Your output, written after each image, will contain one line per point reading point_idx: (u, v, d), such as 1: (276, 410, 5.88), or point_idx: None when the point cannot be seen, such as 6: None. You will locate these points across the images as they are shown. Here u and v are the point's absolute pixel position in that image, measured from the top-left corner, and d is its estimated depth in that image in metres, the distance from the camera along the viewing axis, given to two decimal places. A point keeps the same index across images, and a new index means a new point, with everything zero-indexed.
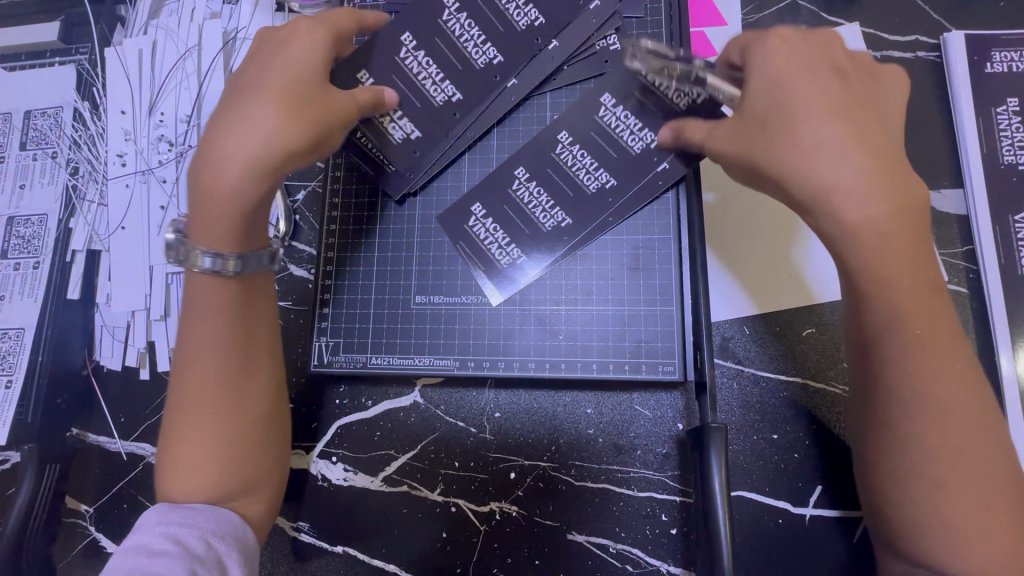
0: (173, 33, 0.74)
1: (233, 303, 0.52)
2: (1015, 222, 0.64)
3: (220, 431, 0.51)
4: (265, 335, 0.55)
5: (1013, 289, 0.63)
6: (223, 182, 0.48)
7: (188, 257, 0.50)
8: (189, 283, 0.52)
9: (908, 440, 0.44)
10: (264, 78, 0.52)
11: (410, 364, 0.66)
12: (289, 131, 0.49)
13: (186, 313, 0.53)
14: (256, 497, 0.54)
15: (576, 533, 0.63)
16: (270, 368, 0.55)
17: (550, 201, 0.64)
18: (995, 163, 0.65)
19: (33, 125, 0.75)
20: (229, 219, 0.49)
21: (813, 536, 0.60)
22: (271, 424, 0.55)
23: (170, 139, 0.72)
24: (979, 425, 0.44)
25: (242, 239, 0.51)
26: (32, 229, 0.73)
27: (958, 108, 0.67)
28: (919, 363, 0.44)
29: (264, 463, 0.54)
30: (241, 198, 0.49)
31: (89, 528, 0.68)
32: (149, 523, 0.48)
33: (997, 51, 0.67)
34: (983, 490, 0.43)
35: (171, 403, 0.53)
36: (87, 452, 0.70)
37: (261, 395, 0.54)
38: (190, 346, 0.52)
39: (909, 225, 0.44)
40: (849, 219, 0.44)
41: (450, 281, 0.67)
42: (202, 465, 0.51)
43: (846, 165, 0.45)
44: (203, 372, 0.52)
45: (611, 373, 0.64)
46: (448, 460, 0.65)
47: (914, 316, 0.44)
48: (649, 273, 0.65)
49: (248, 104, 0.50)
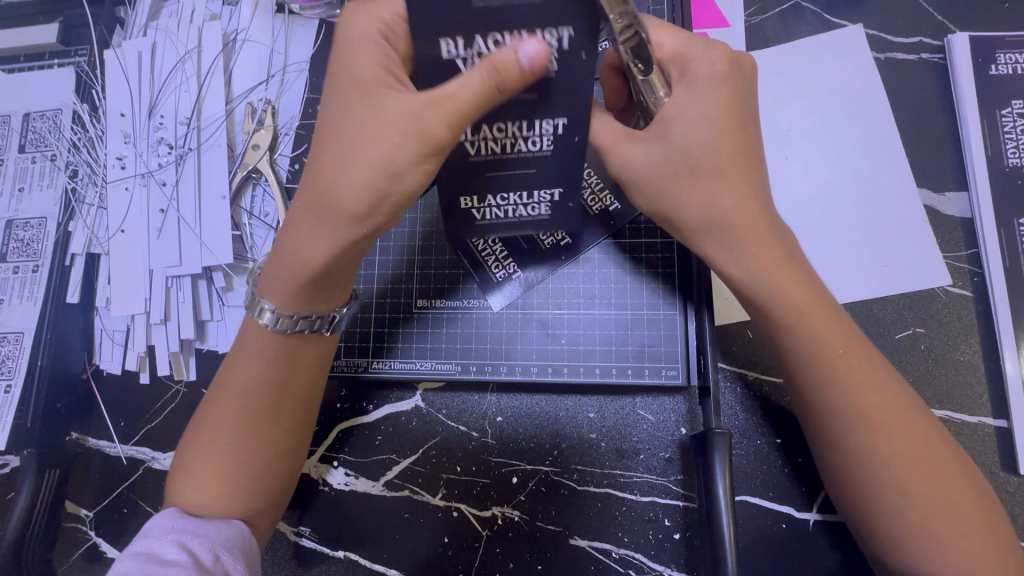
0: (172, 34, 0.73)
1: (273, 347, 0.52)
2: (1020, 225, 0.63)
3: (234, 456, 0.52)
4: (303, 381, 0.54)
5: (1018, 293, 0.63)
6: (302, 247, 0.47)
7: (255, 308, 0.52)
8: (247, 325, 0.54)
9: (860, 459, 0.49)
10: (357, 101, 0.44)
11: (412, 368, 0.66)
12: (390, 173, 0.43)
13: (232, 350, 0.55)
14: (260, 519, 0.54)
15: (579, 538, 0.63)
16: (298, 411, 0.55)
17: (524, 195, 0.50)
18: (1000, 165, 0.65)
19: (32, 127, 0.75)
20: (290, 277, 0.49)
21: (817, 541, 0.60)
22: (290, 455, 0.55)
23: (169, 142, 0.71)
24: (918, 429, 0.49)
25: (307, 302, 0.51)
26: (30, 232, 0.73)
27: (963, 110, 0.66)
28: (846, 375, 0.49)
29: (269, 495, 0.54)
30: (304, 257, 0.48)
31: (89, 532, 0.68)
32: (158, 530, 0.48)
33: (1002, 53, 0.67)
34: (937, 484, 0.48)
35: (197, 422, 0.54)
36: (86, 456, 0.69)
37: (283, 435, 0.54)
38: (227, 379, 0.53)
39: (794, 276, 0.50)
40: (768, 254, 0.49)
41: (453, 285, 0.67)
42: (210, 487, 0.51)
43: (739, 203, 0.48)
44: (233, 402, 0.52)
45: (614, 377, 0.64)
46: (450, 465, 0.65)
47: (838, 342, 0.50)
48: (652, 277, 0.65)
49: (358, 143, 0.43)
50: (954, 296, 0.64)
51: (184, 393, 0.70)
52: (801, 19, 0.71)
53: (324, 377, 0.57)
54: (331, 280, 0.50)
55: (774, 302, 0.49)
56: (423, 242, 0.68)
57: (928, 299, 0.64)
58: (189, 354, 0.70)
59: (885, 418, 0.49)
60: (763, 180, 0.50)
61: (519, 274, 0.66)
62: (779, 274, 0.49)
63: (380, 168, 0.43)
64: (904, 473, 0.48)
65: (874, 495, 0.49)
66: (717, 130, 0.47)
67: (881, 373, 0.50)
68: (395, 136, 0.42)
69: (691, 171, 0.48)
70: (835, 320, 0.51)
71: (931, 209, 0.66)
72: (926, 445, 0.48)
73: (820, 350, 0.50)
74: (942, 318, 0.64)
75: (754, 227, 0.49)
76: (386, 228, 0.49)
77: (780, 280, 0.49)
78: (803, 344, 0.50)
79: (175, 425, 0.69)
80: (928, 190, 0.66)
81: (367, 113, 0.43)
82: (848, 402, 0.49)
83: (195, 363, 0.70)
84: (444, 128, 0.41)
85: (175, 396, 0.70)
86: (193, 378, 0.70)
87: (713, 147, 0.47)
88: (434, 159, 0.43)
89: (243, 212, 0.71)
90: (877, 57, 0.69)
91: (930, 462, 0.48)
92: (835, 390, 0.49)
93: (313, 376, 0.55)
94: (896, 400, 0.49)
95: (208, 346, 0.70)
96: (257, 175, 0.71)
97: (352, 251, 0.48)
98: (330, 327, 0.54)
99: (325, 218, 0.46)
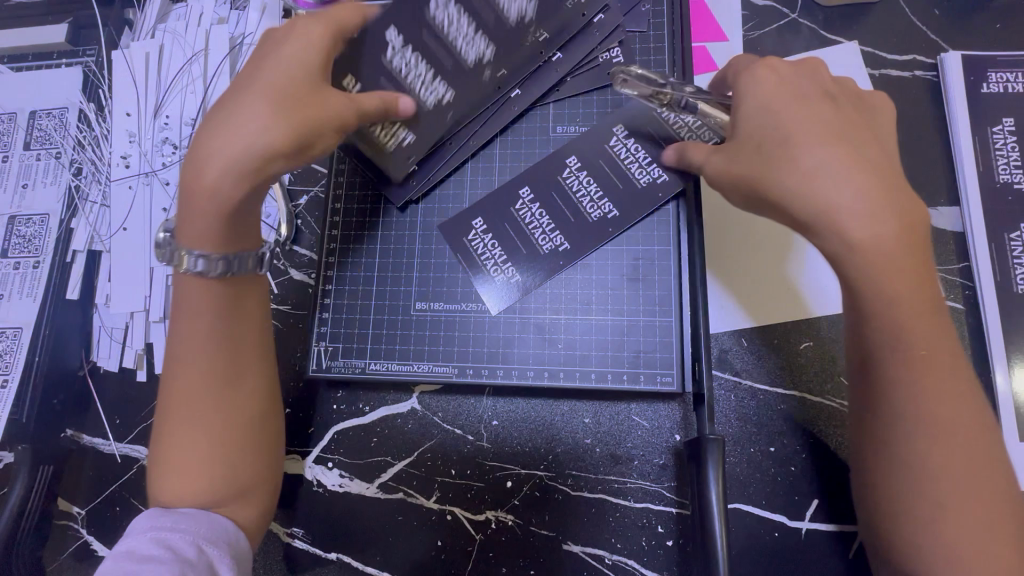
0: (180, 37, 0.75)
1: (219, 299, 0.54)
2: (1011, 239, 0.65)
3: (207, 429, 0.52)
4: (253, 334, 0.56)
5: (1007, 306, 0.63)
6: (221, 181, 0.50)
7: (177, 257, 0.53)
8: (178, 283, 0.54)
9: (903, 465, 0.46)
10: (289, 73, 0.54)
11: (409, 370, 0.66)
12: (311, 123, 0.53)
13: (174, 319, 0.55)
14: (238, 509, 0.52)
15: (572, 543, 0.63)
16: (259, 369, 0.56)
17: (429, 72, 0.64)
18: (991, 181, 0.66)
19: (38, 125, 0.76)
20: (215, 216, 0.51)
21: (808, 550, 0.60)
22: (265, 422, 0.56)
23: (174, 142, 0.72)
24: (982, 441, 0.46)
25: (227, 242, 0.53)
26: (33, 229, 0.73)
27: (954, 126, 0.68)
28: (921, 377, 0.46)
29: (252, 471, 0.54)
30: (225, 191, 0.50)
31: (80, 531, 0.67)
32: (138, 528, 0.48)
33: (993, 72, 0.68)
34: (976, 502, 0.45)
35: (161, 406, 0.54)
36: (80, 453, 0.69)
37: (251, 395, 0.55)
38: (177, 351, 0.54)
39: (900, 264, 0.47)
40: (873, 232, 0.47)
41: (451, 289, 0.68)
42: (189, 471, 0.51)
43: (843, 187, 0.49)
44: (188, 371, 0.53)
45: (610, 383, 0.64)
46: (445, 468, 0.65)
47: (922, 339, 0.47)
48: (649, 286, 0.66)
49: (284, 101, 0.52)
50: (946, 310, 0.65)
51: None
52: (798, 35, 0.72)
53: (270, 330, 0.59)
54: (247, 220, 0.54)
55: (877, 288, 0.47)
56: (423, 246, 0.69)
57: None
58: None
59: (943, 427, 0.46)
60: (890, 189, 0.49)
61: (517, 277, 0.67)
62: (875, 262, 0.47)
63: (302, 122, 0.52)
64: (949, 479, 0.45)
65: (909, 503, 0.46)
66: (822, 127, 0.53)
67: (965, 384, 0.47)
68: (318, 103, 0.54)
69: (802, 170, 0.51)
70: (933, 315, 0.47)
71: None
72: (975, 459, 0.46)
73: (903, 347, 0.47)
74: None
75: (854, 209, 0.48)
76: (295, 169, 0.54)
77: (882, 265, 0.47)
78: (887, 343, 0.47)
79: None
80: None
81: (304, 85, 0.54)
82: (911, 400, 0.46)
83: None
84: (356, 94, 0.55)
85: None
86: None
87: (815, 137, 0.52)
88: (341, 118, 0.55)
89: None
90: (870, 73, 0.71)
91: (972, 476, 0.45)
92: (904, 390, 0.46)
93: (261, 327, 0.57)
94: (964, 408, 0.46)
95: None
96: None
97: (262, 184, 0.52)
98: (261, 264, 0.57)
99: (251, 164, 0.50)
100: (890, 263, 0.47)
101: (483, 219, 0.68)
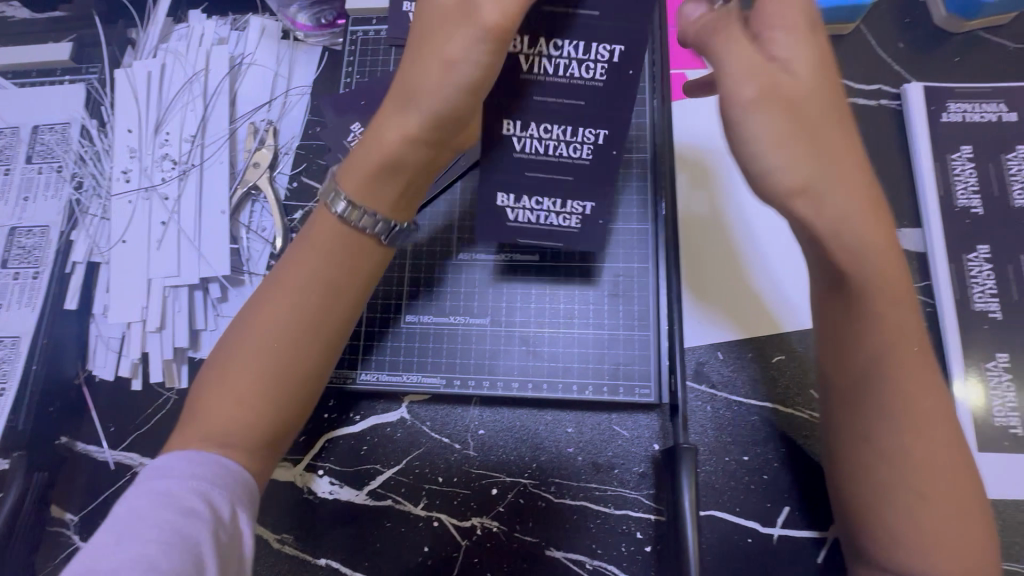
0: (182, 57, 0.78)
1: (344, 237, 0.54)
2: (969, 260, 0.68)
3: (274, 369, 0.53)
4: (352, 293, 0.56)
5: (966, 323, 0.67)
6: (384, 137, 0.50)
7: (330, 196, 0.53)
8: (320, 213, 0.55)
9: (885, 458, 0.48)
10: (422, 18, 0.47)
11: (399, 381, 0.69)
12: (450, 72, 0.44)
13: (293, 248, 0.56)
14: (261, 448, 0.53)
15: (554, 549, 0.65)
16: (340, 327, 0.56)
17: None
18: (950, 205, 0.70)
19: (40, 139, 0.78)
20: (371, 179, 0.51)
21: (778, 556, 0.63)
22: (316, 378, 0.56)
23: (174, 157, 0.75)
24: (956, 438, 0.48)
25: (377, 199, 0.53)
26: (33, 240, 0.75)
27: (917, 153, 0.72)
28: (905, 375, 0.47)
29: (291, 413, 0.55)
30: (383, 150, 0.50)
31: (72, 537, 0.68)
32: (177, 470, 0.49)
33: (952, 102, 0.73)
34: (949, 497, 0.47)
35: (247, 318, 0.55)
36: (74, 460, 0.70)
37: (320, 354, 0.55)
38: (282, 276, 0.55)
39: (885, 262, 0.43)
40: (876, 239, 0.42)
41: (440, 302, 0.71)
42: (243, 394, 0.52)
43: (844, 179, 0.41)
44: (280, 307, 0.53)
45: (590, 395, 0.67)
46: (432, 475, 0.67)
47: (909, 339, 0.47)
48: (629, 302, 0.69)
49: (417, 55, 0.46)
50: None
51: (175, 400, 0.71)
52: None
53: (368, 290, 0.58)
54: (398, 180, 0.52)
55: (869, 286, 0.44)
56: (412, 258, 0.72)
57: None
58: (182, 362, 0.72)
59: (923, 423, 0.47)
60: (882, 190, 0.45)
61: (501, 292, 0.71)
62: (881, 267, 0.43)
63: (439, 69, 0.45)
64: (926, 476, 0.47)
65: (892, 498, 0.48)
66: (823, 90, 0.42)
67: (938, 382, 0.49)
68: (449, 34, 0.44)
69: (813, 143, 0.41)
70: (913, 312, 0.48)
71: None
72: (950, 456, 0.48)
73: (883, 344, 0.47)
74: None
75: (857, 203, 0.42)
76: (455, 135, 0.50)
77: (880, 266, 0.43)
78: (874, 342, 0.47)
79: (163, 433, 0.70)
80: None
81: (425, 21, 0.46)
82: (892, 396, 0.48)
83: (188, 370, 0.72)
84: (496, 13, 0.42)
85: (166, 403, 0.71)
86: (185, 386, 0.72)
87: (823, 110, 0.42)
88: (485, 46, 0.43)
89: (242, 227, 0.75)
90: None
91: (946, 472, 0.47)
92: (886, 388, 0.48)
93: (360, 287, 0.56)
94: (939, 406, 0.48)
95: (201, 355, 0.72)
96: (256, 191, 0.75)
97: (420, 148, 0.49)
98: (389, 236, 0.55)
99: (408, 108, 0.48)
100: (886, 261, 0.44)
101: (468, 237, 0.73)
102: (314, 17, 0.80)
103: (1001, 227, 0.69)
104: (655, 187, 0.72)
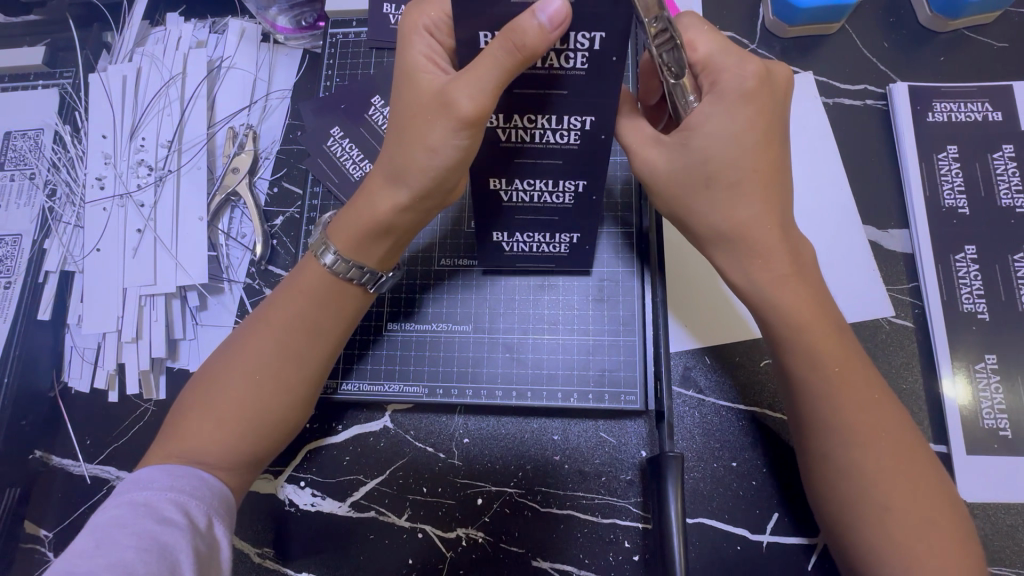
0: (158, 60, 0.76)
1: (327, 284, 0.56)
2: (956, 260, 0.68)
3: (256, 398, 0.53)
4: (335, 330, 0.57)
5: (955, 324, 0.66)
6: (377, 200, 0.53)
7: (320, 246, 0.56)
8: (305, 263, 0.58)
9: (842, 474, 0.50)
10: (405, 84, 0.48)
11: (380, 391, 0.67)
12: (431, 148, 0.47)
13: (277, 289, 0.58)
14: (239, 477, 0.54)
15: (541, 559, 0.64)
16: (326, 361, 0.58)
17: (361, 155, 0.72)
18: (937, 205, 0.70)
19: (12, 146, 0.76)
20: (359, 228, 0.54)
21: (768, 562, 0.62)
22: (302, 410, 0.57)
23: (149, 163, 0.73)
24: (911, 447, 0.50)
25: (364, 253, 0.55)
26: (5, 249, 0.73)
27: (904, 153, 0.71)
28: (845, 392, 0.50)
29: (271, 445, 0.55)
30: (376, 210, 0.53)
31: (46, 554, 0.66)
32: (158, 484, 0.49)
33: (937, 102, 0.72)
34: (913, 507, 0.48)
35: (230, 350, 0.56)
36: (50, 474, 0.68)
37: (306, 384, 0.56)
38: (269, 313, 0.57)
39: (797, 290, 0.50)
40: (774, 268, 0.50)
41: (422, 310, 0.70)
42: (224, 421, 0.53)
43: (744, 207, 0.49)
44: (267, 339, 0.55)
45: (575, 402, 0.66)
46: (416, 485, 0.66)
47: (834, 359, 0.51)
48: (614, 308, 0.68)
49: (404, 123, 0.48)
50: (897, 327, 0.68)
51: (153, 411, 0.69)
52: None
53: (352, 329, 0.60)
54: (382, 238, 0.55)
55: (771, 311, 0.51)
56: None
57: (872, 329, 0.68)
58: (160, 372, 0.70)
59: (871, 435, 0.49)
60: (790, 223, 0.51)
61: (483, 297, 0.70)
62: (784, 288, 0.50)
63: (422, 141, 0.47)
64: (887, 488, 0.48)
65: (855, 510, 0.49)
66: (743, 147, 0.48)
67: (877, 395, 0.51)
68: (431, 114, 0.46)
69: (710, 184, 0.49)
70: (837, 333, 0.51)
71: (875, 244, 0.70)
72: (907, 466, 0.49)
73: (814, 364, 0.51)
74: (886, 347, 0.67)
75: (763, 242, 0.50)
76: (438, 196, 0.52)
77: (780, 295, 0.50)
78: (798, 366, 0.51)
79: (140, 446, 0.68)
80: (872, 227, 0.71)
81: (409, 89, 0.47)
82: (838, 415, 0.50)
83: (166, 381, 0.70)
84: (469, 99, 0.42)
85: (143, 414, 0.69)
86: (163, 398, 0.70)
87: (734, 160, 0.48)
88: (464, 132, 0.45)
89: (221, 233, 0.73)
90: (825, 102, 0.74)
91: (904, 481, 0.49)
92: (828, 408, 0.50)
93: (346, 325, 0.58)
94: (885, 418, 0.50)
95: (179, 365, 0.71)
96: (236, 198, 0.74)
97: (410, 214, 0.53)
98: (375, 284, 0.58)
99: (394, 176, 0.51)
100: (792, 284, 0.50)
101: (449, 242, 0.72)
102: (293, 19, 0.78)
103: (987, 227, 0.68)
104: (639, 189, 0.71)
